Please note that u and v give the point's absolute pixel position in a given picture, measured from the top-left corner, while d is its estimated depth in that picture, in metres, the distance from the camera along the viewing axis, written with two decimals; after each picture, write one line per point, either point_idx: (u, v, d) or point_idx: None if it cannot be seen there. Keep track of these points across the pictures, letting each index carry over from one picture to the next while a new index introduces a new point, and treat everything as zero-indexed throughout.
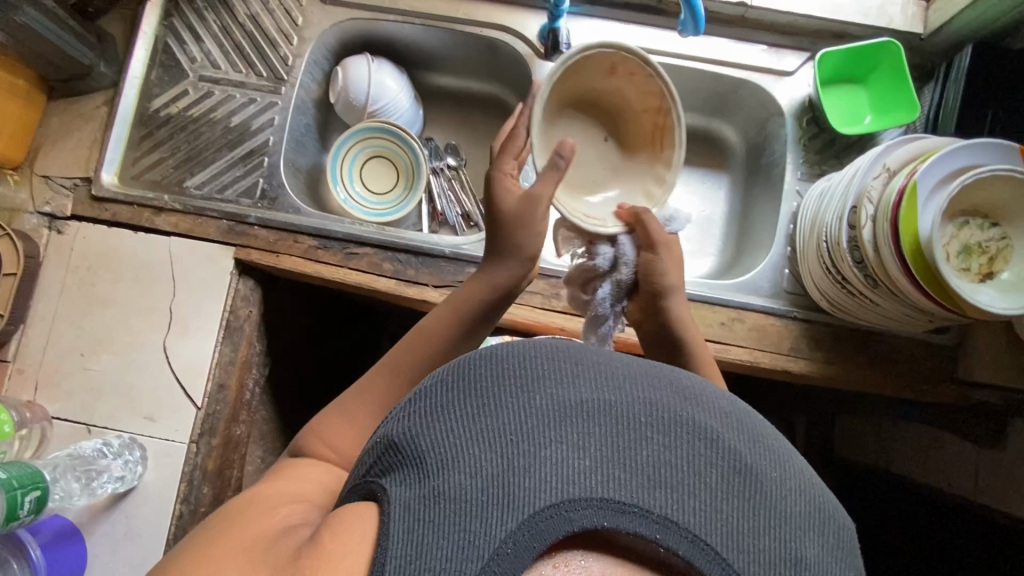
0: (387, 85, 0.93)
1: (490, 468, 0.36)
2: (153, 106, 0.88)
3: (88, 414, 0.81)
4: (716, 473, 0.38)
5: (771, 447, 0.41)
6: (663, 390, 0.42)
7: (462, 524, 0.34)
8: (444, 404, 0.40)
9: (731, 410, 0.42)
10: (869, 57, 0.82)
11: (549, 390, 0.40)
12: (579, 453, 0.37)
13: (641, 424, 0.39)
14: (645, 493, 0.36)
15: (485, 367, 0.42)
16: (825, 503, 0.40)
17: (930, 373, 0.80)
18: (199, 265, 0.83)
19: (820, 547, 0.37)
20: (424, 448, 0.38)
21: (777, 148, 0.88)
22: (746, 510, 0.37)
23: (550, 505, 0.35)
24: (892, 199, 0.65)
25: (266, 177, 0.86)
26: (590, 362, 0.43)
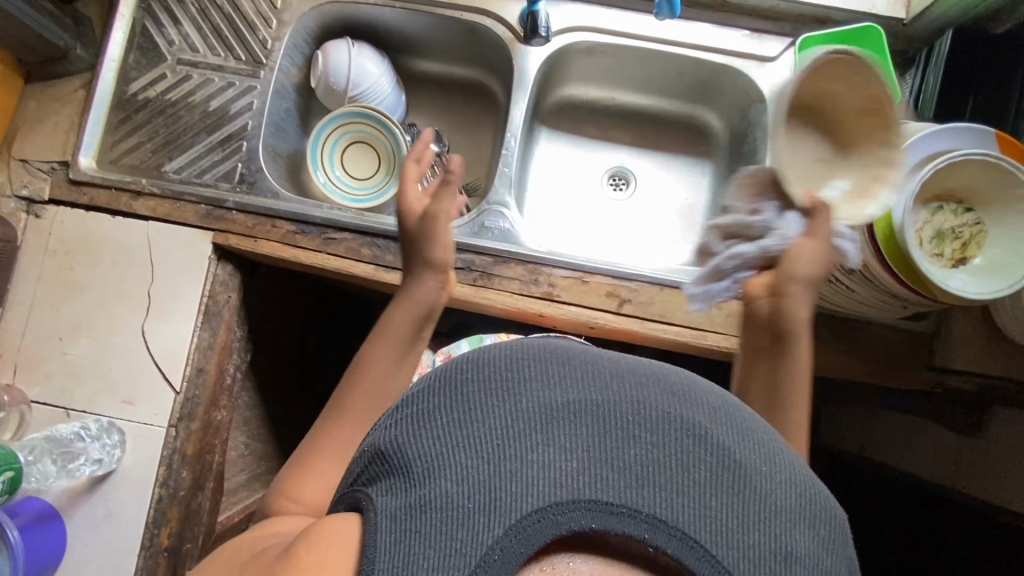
0: (367, 69, 0.92)
1: (475, 475, 0.35)
2: (131, 90, 0.88)
3: (66, 398, 0.81)
4: (706, 470, 0.37)
5: (762, 441, 0.40)
6: (652, 386, 0.40)
7: (447, 533, 0.34)
8: (430, 410, 0.40)
9: (720, 404, 0.41)
10: (851, 42, 0.81)
11: (535, 391, 0.39)
12: (565, 455, 0.36)
13: (629, 422, 0.38)
14: (633, 492, 0.35)
15: (471, 370, 0.41)
16: (816, 494, 0.39)
17: (908, 360, 0.80)
18: (177, 250, 0.83)
19: (811, 539, 0.36)
20: (410, 456, 0.38)
21: (759, 135, 0.88)
22: (736, 506, 0.36)
23: (535, 510, 0.34)
24: (867, 184, 0.65)
25: (244, 162, 0.86)
26: (578, 361, 0.41)
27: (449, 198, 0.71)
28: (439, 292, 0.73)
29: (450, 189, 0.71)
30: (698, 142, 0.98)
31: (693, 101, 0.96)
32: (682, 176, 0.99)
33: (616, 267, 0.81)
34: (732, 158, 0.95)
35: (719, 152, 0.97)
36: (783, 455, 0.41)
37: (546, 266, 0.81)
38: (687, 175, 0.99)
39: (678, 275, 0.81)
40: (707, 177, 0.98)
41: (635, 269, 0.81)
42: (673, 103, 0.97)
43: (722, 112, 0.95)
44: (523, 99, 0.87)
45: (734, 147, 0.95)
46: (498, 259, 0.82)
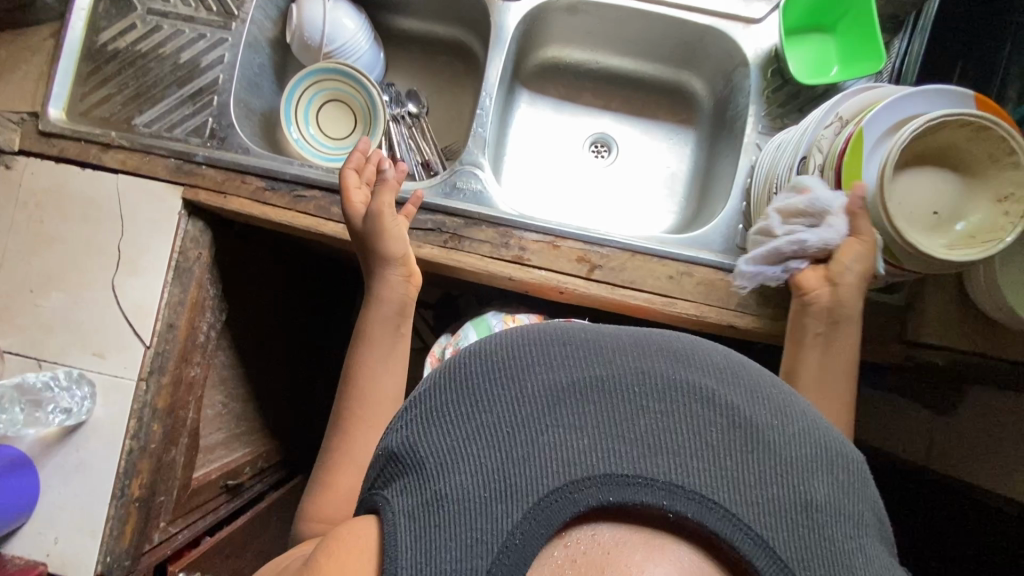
0: (343, 24, 0.90)
1: (487, 463, 0.35)
2: (101, 40, 0.86)
3: (38, 349, 0.82)
4: (718, 430, 0.35)
5: (771, 394, 0.38)
6: (653, 354, 0.39)
7: (468, 522, 0.33)
8: (437, 406, 0.39)
9: (726, 365, 0.39)
10: (838, 4, 0.78)
11: (539, 373, 0.38)
12: (575, 434, 0.35)
13: (635, 394, 0.37)
14: (647, 461, 0.34)
15: (474, 361, 0.40)
16: (833, 440, 0.37)
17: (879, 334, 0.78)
18: (148, 205, 0.82)
19: (831, 486, 0.35)
20: (422, 453, 0.37)
21: (742, 100, 0.85)
22: (754, 464, 0.35)
23: (553, 490, 0.34)
24: (837, 148, 0.64)
25: (215, 117, 0.84)
26: (579, 339, 0.40)
27: (388, 192, 0.73)
28: (400, 283, 0.74)
29: (388, 183, 0.73)
30: (681, 109, 0.96)
31: (678, 66, 0.94)
32: (664, 144, 0.97)
33: (588, 232, 0.80)
34: (716, 125, 0.93)
35: (702, 119, 0.95)
36: (799, 405, 0.39)
37: (517, 229, 0.80)
38: (670, 143, 0.97)
39: (649, 241, 0.80)
40: (690, 145, 0.96)
41: (607, 234, 0.80)
42: (658, 66, 0.95)
43: (707, 78, 0.92)
44: (499, 58, 0.84)
45: (717, 115, 0.92)
46: (470, 221, 0.81)
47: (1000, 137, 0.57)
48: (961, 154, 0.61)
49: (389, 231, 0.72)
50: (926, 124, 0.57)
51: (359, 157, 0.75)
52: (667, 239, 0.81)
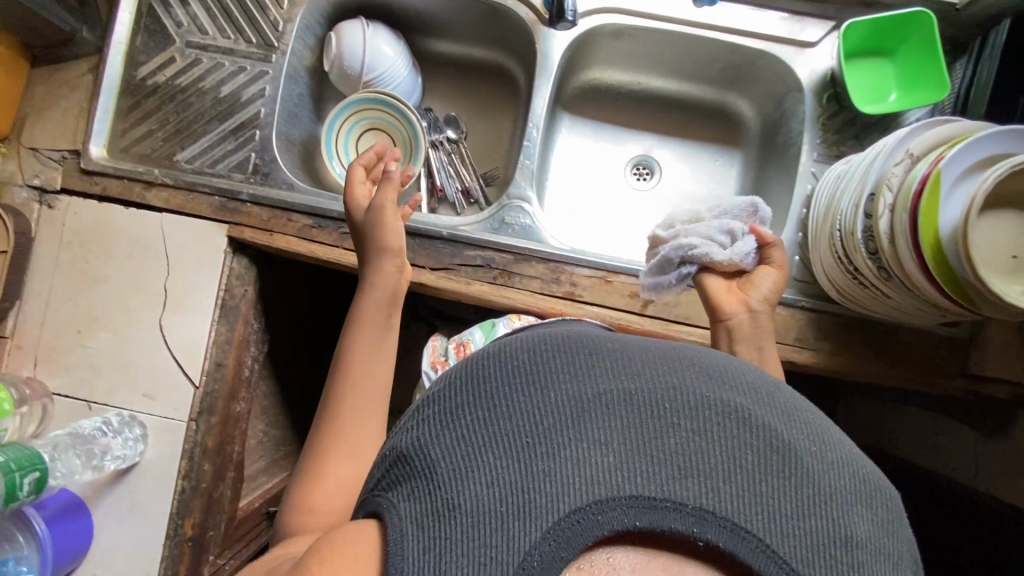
0: (383, 52, 0.88)
1: (505, 475, 0.32)
2: (139, 74, 0.84)
3: (88, 391, 0.81)
4: (753, 453, 0.33)
5: (805, 419, 0.37)
6: (684, 370, 0.37)
7: (481, 538, 0.31)
8: (452, 411, 0.37)
9: (760, 385, 0.38)
10: (899, 29, 0.76)
11: (563, 383, 0.36)
12: (601, 450, 0.33)
13: (665, 410, 0.35)
14: (676, 484, 0.32)
15: (494, 366, 0.38)
16: (868, 472, 0.36)
17: (938, 366, 0.77)
18: (193, 243, 0.81)
19: (870, 522, 0.33)
20: (434, 456, 0.35)
21: (795, 126, 0.83)
22: (791, 493, 0.33)
23: (574, 510, 0.32)
24: (913, 186, 0.61)
25: (258, 152, 0.83)
26: (606, 352, 0.38)
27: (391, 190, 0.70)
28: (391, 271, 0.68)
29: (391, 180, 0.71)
30: (726, 130, 0.94)
31: (724, 87, 0.92)
32: (708, 167, 0.95)
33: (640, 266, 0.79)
34: (764, 148, 0.90)
35: (749, 141, 0.93)
36: (835, 435, 0.37)
37: (568, 264, 0.79)
38: (714, 165, 0.95)
39: None
40: (735, 167, 0.94)
41: None
42: (702, 87, 0.93)
43: (755, 99, 0.90)
44: (546, 88, 0.82)
45: (766, 137, 0.90)
46: (520, 257, 0.79)
47: None
48: None
49: (388, 222, 0.68)
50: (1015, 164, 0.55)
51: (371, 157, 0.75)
52: None
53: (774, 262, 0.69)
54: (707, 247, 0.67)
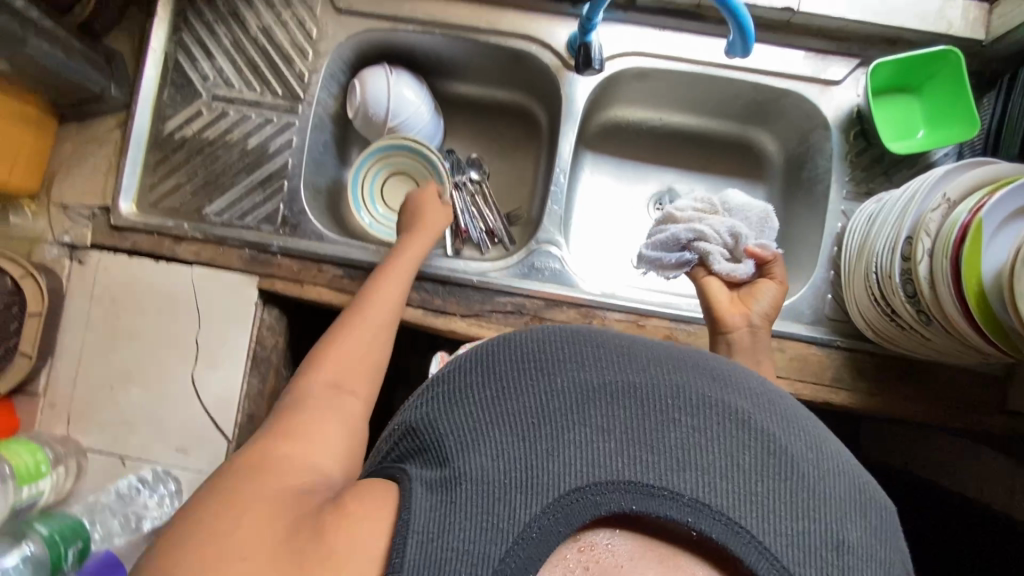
0: (406, 97, 0.88)
1: (517, 452, 0.40)
2: (167, 128, 0.85)
3: (121, 447, 0.81)
4: (749, 455, 0.41)
5: (804, 430, 0.44)
6: (693, 376, 0.45)
7: (486, 507, 0.38)
8: (473, 395, 0.44)
9: (762, 392, 0.46)
10: (926, 68, 0.76)
11: (571, 376, 0.44)
12: (607, 438, 0.41)
13: (670, 406, 0.42)
14: (673, 475, 0.40)
15: (510, 357, 0.46)
16: (864, 484, 0.42)
17: (977, 403, 0.76)
18: (224, 296, 0.81)
19: (862, 530, 0.40)
20: (443, 431, 0.43)
21: (821, 163, 0.83)
22: (783, 493, 0.40)
23: (574, 489, 0.39)
24: (953, 233, 0.61)
25: (287, 203, 0.84)
26: (613, 351, 0.46)
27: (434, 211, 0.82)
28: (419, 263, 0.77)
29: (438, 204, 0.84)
30: (749, 163, 0.94)
31: (746, 122, 0.91)
32: None
33: (673, 309, 0.79)
34: (789, 182, 0.90)
35: (772, 175, 0.92)
36: (830, 443, 0.45)
37: (600, 309, 0.79)
38: None
39: None
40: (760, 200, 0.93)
41: (691, 310, 0.79)
42: (724, 122, 0.92)
43: (778, 134, 0.90)
44: (571, 133, 0.82)
45: (790, 171, 0.90)
46: (551, 302, 0.79)
47: None
48: None
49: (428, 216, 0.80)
50: None
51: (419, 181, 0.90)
52: None
53: (775, 275, 0.73)
54: (713, 243, 0.72)
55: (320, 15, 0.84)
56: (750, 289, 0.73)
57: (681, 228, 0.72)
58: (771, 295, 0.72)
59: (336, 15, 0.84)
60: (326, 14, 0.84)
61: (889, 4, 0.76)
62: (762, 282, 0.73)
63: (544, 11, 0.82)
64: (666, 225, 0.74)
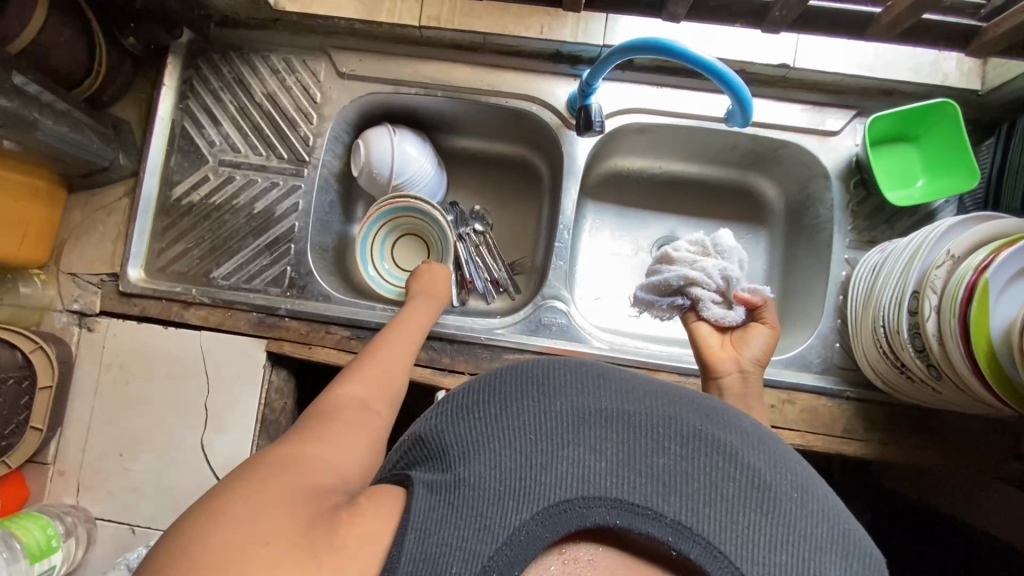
0: (410, 155, 0.89)
1: (513, 463, 0.41)
2: (175, 194, 0.86)
3: (131, 515, 0.80)
4: (732, 487, 0.42)
5: (792, 469, 0.44)
6: (685, 409, 0.46)
7: (481, 510, 0.38)
8: (476, 408, 0.45)
9: (754, 432, 0.46)
10: (922, 119, 0.77)
11: (570, 398, 0.45)
12: (597, 456, 0.42)
13: (660, 434, 0.43)
14: (658, 497, 0.41)
15: (515, 376, 0.47)
16: (848, 527, 0.42)
17: (993, 451, 0.76)
18: (232, 360, 0.82)
19: (840, 568, 0.40)
20: (448, 441, 0.43)
21: (823, 211, 0.83)
22: (762, 524, 0.40)
23: (564, 500, 0.39)
24: (959, 292, 0.62)
25: (294, 265, 0.84)
26: (611, 378, 0.47)
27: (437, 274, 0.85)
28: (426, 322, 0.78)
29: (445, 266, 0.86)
30: (750, 209, 0.94)
31: (746, 169, 0.92)
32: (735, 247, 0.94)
33: (682, 362, 0.79)
34: (790, 228, 0.90)
35: (773, 221, 0.93)
36: (821, 489, 0.45)
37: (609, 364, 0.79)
38: (742, 244, 0.94)
39: None
40: (762, 245, 0.94)
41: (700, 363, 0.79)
42: (724, 170, 0.93)
43: (778, 181, 0.90)
44: (573, 189, 0.83)
45: (792, 218, 0.90)
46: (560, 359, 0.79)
47: None
48: None
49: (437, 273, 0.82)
50: None
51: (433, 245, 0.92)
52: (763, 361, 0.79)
53: (766, 320, 0.72)
54: (705, 285, 0.71)
55: (324, 80, 0.86)
56: (742, 333, 0.72)
57: (673, 272, 0.72)
58: (762, 339, 0.71)
59: (338, 80, 0.86)
60: (329, 79, 0.86)
61: (884, 58, 0.77)
62: (754, 328, 0.72)
63: (543, 72, 0.83)
64: (662, 267, 0.74)
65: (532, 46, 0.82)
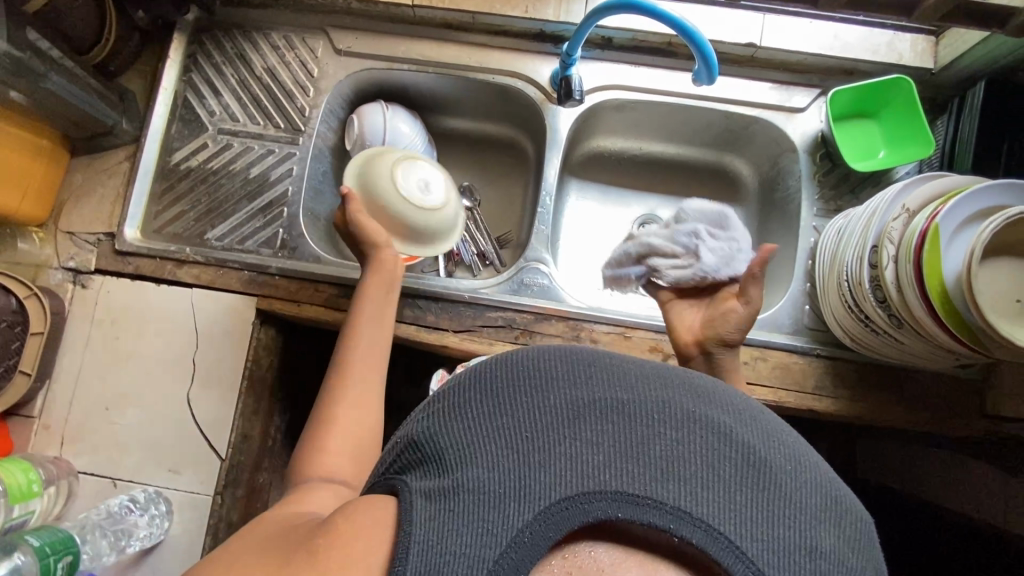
0: (401, 130, 0.93)
1: (507, 462, 0.36)
2: (173, 159, 0.90)
3: (114, 469, 0.81)
4: (732, 466, 0.36)
5: (785, 441, 0.39)
6: (678, 391, 0.40)
7: (479, 514, 0.34)
8: (465, 405, 0.40)
9: (744, 407, 0.41)
10: (880, 94, 0.82)
11: (562, 390, 0.39)
12: (593, 448, 0.36)
13: (653, 418, 0.38)
14: (657, 485, 0.35)
15: (502, 371, 0.41)
16: (838, 493, 0.38)
17: (958, 408, 0.78)
18: (222, 317, 0.84)
19: (836, 537, 0.36)
20: (443, 445, 0.38)
21: (792, 183, 0.88)
22: (764, 502, 0.35)
23: (563, 497, 0.35)
24: (913, 239, 0.65)
25: (286, 227, 0.88)
26: (603, 364, 0.41)
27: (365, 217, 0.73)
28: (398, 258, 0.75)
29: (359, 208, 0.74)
30: (725, 188, 0.98)
31: (721, 149, 0.96)
32: None
33: (659, 321, 0.82)
34: (764, 204, 0.95)
35: (747, 198, 0.97)
36: (812, 459, 0.40)
37: (588, 322, 0.82)
38: None
39: None
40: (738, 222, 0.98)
41: None
42: (701, 151, 0.97)
43: (751, 160, 0.95)
44: (555, 159, 0.88)
45: (765, 194, 0.95)
46: (540, 316, 0.82)
47: None
48: None
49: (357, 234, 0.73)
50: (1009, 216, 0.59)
51: None
52: None
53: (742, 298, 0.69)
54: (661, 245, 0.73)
55: (321, 56, 0.91)
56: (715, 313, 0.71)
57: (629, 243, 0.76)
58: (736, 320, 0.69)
59: (336, 56, 0.91)
60: (327, 55, 0.91)
61: (842, 39, 0.83)
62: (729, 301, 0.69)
63: (528, 51, 0.89)
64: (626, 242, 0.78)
65: (517, 25, 0.88)
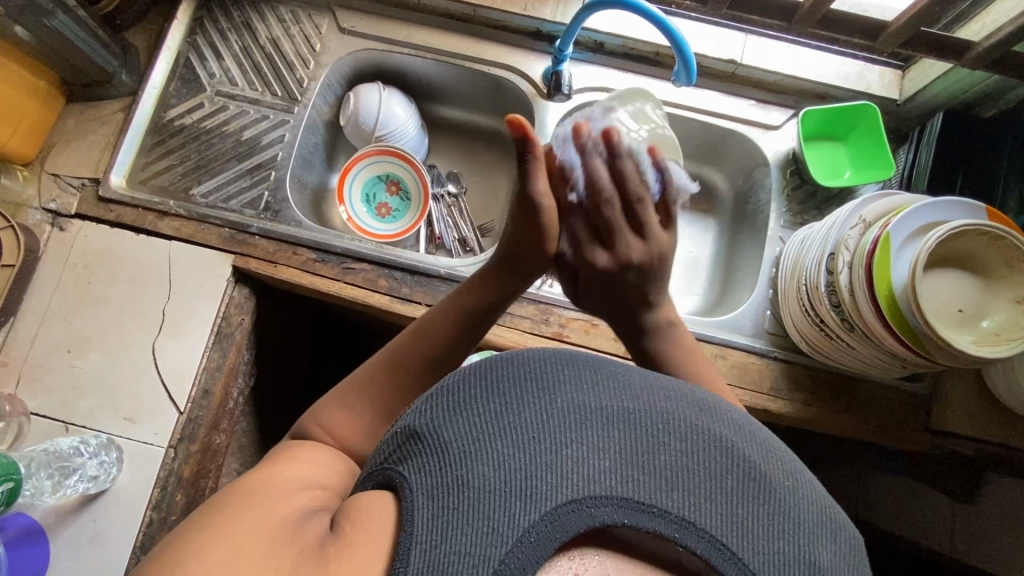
0: (396, 112, 0.96)
1: (513, 461, 0.36)
2: (168, 116, 0.92)
3: (68, 412, 0.80)
4: (732, 479, 0.37)
5: (782, 457, 0.40)
6: (680, 402, 0.41)
7: (486, 512, 0.33)
8: (469, 403, 0.39)
9: (743, 421, 0.42)
10: (848, 119, 0.87)
11: (570, 394, 0.39)
12: (599, 454, 0.36)
13: (657, 428, 0.39)
14: (661, 494, 0.36)
15: (509, 371, 0.41)
16: (835, 511, 0.39)
17: (904, 421, 0.81)
18: (198, 270, 0.84)
19: (834, 553, 0.36)
20: (446, 438, 0.37)
21: (762, 196, 0.92)
22: (764, 515, 0.36)
23: (570, 500, 0.34)
24: (866, 247, 0.68)
25: (271, 191, 0.90)
26: (607, 372, 0.42)
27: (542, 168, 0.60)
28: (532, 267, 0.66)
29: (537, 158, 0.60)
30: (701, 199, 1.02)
31: (701, 161, 1.00)
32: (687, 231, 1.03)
33: None
34: (736, 216, 0.99)
35: (723, 209, 1.01)
36: (806, 474, 0.41)
37: (557, 307, 0.84)
38: (694, 228, 1.02)
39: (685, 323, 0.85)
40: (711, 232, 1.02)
41: None
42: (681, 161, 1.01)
43: (727, 173, 0.99)
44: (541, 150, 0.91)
45: (738, 207, 0.98)
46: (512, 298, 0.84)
47: (1019, 246, 0.63)
48: (980, 254, 0.67)
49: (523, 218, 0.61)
50: (953, 229, 0.62)
51: (421, 198, 0.98)
52: (700, 321, 0.86)
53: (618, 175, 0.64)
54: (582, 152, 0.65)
55: (325, 33, 0.95)
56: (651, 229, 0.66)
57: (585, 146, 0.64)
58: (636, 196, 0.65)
59: (338, 34, 0.95)
60: (330, 33, 0.95)
61: (816, 65, 0.89)
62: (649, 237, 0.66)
63: (523, 47, 0.93)
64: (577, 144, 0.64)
65: (515, 22, 0.92)
